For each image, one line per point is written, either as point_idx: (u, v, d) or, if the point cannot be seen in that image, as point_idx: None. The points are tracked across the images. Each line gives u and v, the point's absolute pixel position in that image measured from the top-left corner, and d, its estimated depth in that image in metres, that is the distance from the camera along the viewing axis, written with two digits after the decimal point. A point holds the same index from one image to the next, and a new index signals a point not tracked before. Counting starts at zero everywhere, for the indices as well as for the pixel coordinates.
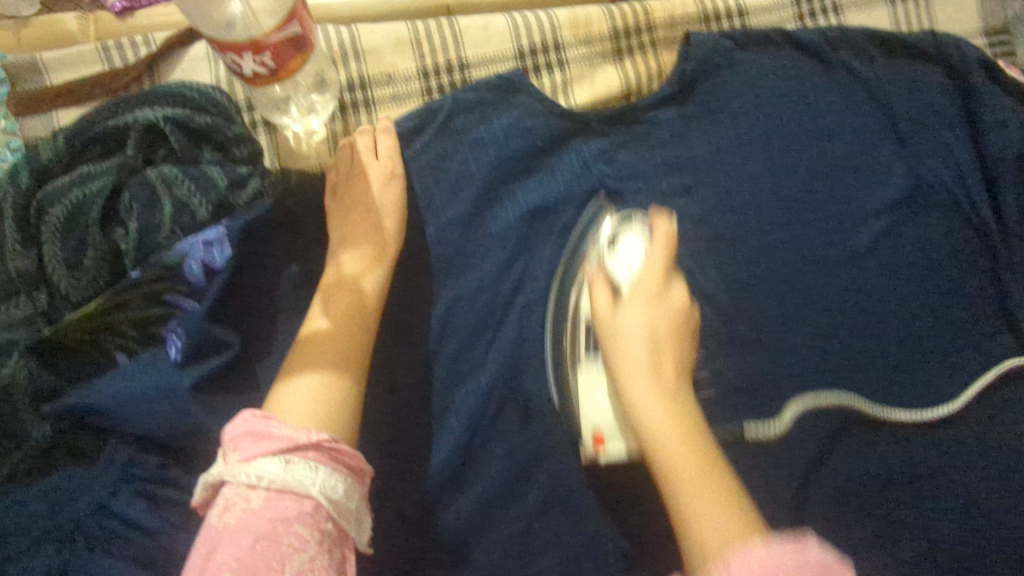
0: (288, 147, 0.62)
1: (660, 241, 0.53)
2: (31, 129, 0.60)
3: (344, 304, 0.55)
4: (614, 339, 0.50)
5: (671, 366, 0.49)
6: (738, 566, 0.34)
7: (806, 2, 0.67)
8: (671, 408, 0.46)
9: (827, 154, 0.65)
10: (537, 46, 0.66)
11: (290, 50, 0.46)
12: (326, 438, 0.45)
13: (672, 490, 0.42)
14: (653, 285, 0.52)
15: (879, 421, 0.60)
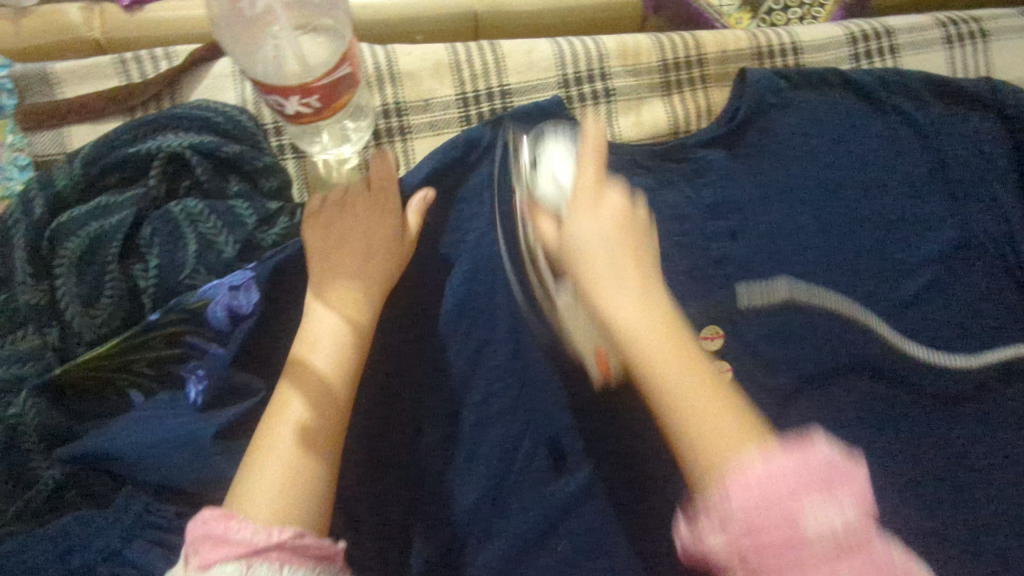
0: (317, 174, 0.59)
1: (591, 152, 0.41)
2: (39, 146, 0.56)
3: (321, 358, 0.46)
4: (573, 266, 0.39)
5: (638, 269, 0.37)
6: (733, 481, 0.28)
7: (862, 42, 0.65)
8: (656, 310, 0.36)
9: (880, 201, 0.62)
10: (583, 74, 0.62)
11: (337, 91, 0.43)
12: (291, 535, 0.35)
13: (667, 413, 0.33)
14: (586, 181, 0.40)
15: (958, 474, 0.53)
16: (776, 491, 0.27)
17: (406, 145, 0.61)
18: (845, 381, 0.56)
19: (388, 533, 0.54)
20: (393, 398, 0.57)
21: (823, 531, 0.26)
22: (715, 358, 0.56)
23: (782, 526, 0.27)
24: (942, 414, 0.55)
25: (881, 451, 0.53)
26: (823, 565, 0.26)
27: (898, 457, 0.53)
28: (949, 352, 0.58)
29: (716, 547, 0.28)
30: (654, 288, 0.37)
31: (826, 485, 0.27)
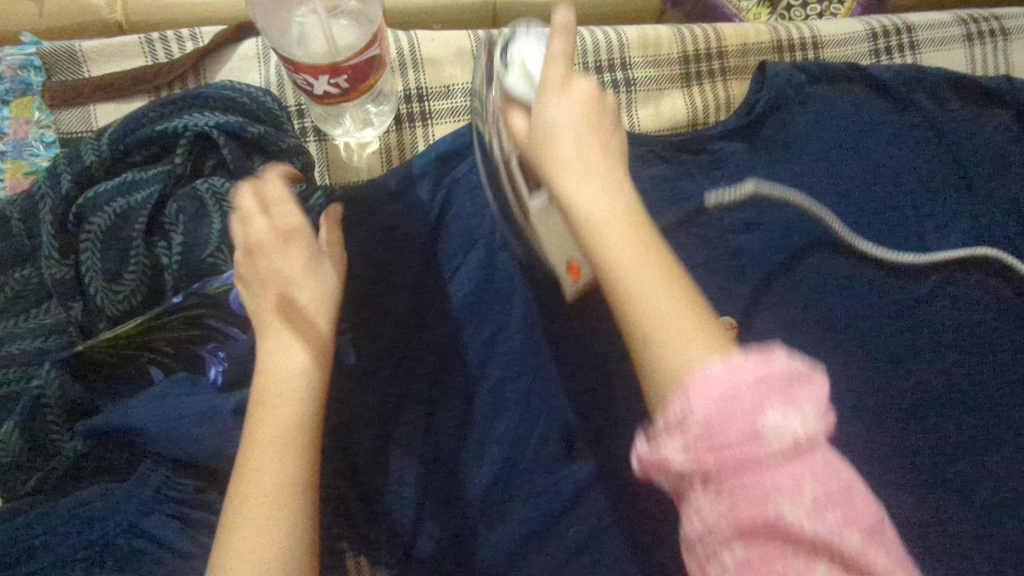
0: (339, 158, 0.60)
1: (559, 32, 0.40)
2: (64, 123, 0.57)
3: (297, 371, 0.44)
4: (538, 153, 0.40)
5: (601, 152, 0.39)
6: (694, 387, 0.30)
7: (882, 38, 0.65)
8: (614, 194, 0.37)
9: (897, 196, 0.62)
10: (603, 64, 0.63)
11: (365, 72, 0.43)
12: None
13: (630, 311, 0.34)
14: (555, 75, 0.40)
15: (941, 466, 0.56)
16: (736, 400, 0.28)
17: (427, 130, 0.61)
18: (850, 373, 0.58)
19: (399, 516, 0.54)
20: (406, 381, 0.57)
21: (783, 438, 0.28)
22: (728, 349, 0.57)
23: (739, 431, 0.28)
24: (942, 409, 0.57)
25: (868, 442, 0.56)
26: (777, 466, 0.27)
27: (890, 446, 0.56)
28: (958, 348, 0.59)
29: (673, 459, 0.29)
30: (614, 168, 0.38)
31: (785, 393, 0.28)
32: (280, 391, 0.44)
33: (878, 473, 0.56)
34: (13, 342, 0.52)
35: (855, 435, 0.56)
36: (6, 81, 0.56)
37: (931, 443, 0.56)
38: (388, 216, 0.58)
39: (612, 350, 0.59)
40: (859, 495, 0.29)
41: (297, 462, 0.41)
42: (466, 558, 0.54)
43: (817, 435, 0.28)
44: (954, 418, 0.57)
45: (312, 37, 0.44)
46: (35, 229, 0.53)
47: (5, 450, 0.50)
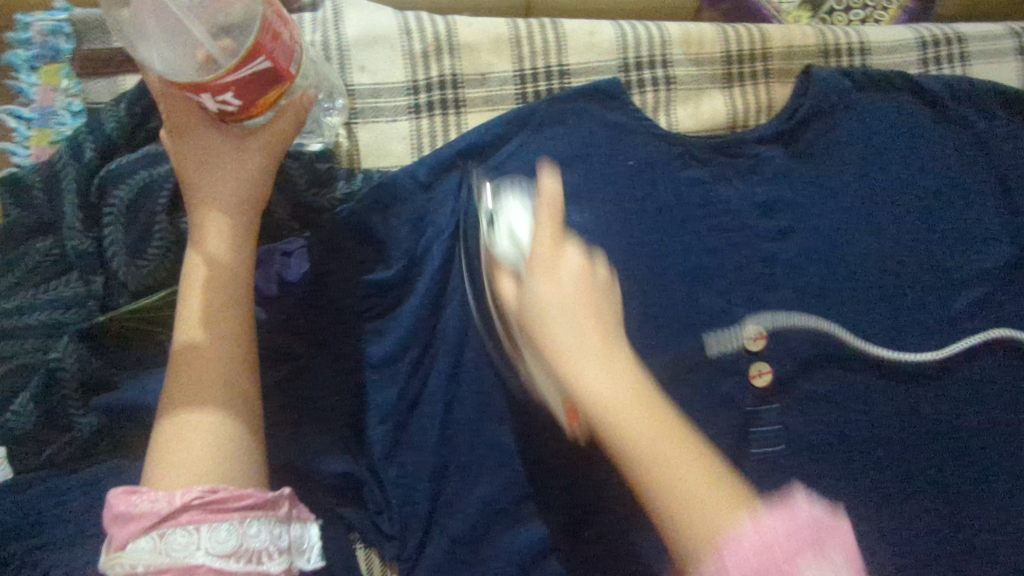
0: (370, 145, 0.59)
1: (546, 206, 0.39)
2: (93, 93, 0.56)
3: (203, 345, 0.41)
4: (533, 331, 0.39)
5: (595, 327, 0.38)
6: (730, 552, 0.30)
7: (932, 47, 0.63)
8: (619, 375, 0.37)
9: (937, 212, 0.60)
10: (644, 59, 0.61)
11: (258, 88, 0.38)
12: (199, 494, 0.36)
13: (663, 514, 0.33)
14: (543, 245, 0.40)
15: (971, 478, 0.54)
16: (770, 554, 0.30)
17: (459, 118, 0.60)
18: (879, 399, 0.56)
19: (412, 508, 0.54)
20: (425, 374, 0.56)
21: None
22: (755, 359, 0.56)
23: None
24: (975, 428, 0.56)
25: (896, 452, 0.55)
26: None
27: (916, 475, 0.54)
28: (989, 377, 0.57)
29: None
30: (615, 349, 0.38)
31: (817, 544, 0.30)
32: (189, 353, 0.41)
33: (906, 484, 0.54)
34: (30, 313, 0.51)
35: (879, 460, 0.54)
36: (35, 46, 0.55)
37: (962, 458, 0.55)
38: (414, 204, 0.57)
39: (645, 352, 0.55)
40: None
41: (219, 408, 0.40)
42: (474, 555, 0.54)
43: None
44: (984, 434, 0.56)
45: (192, 37, 0.39)
46: (56, 200, 0.52)
47: (21, 420, 0.49)
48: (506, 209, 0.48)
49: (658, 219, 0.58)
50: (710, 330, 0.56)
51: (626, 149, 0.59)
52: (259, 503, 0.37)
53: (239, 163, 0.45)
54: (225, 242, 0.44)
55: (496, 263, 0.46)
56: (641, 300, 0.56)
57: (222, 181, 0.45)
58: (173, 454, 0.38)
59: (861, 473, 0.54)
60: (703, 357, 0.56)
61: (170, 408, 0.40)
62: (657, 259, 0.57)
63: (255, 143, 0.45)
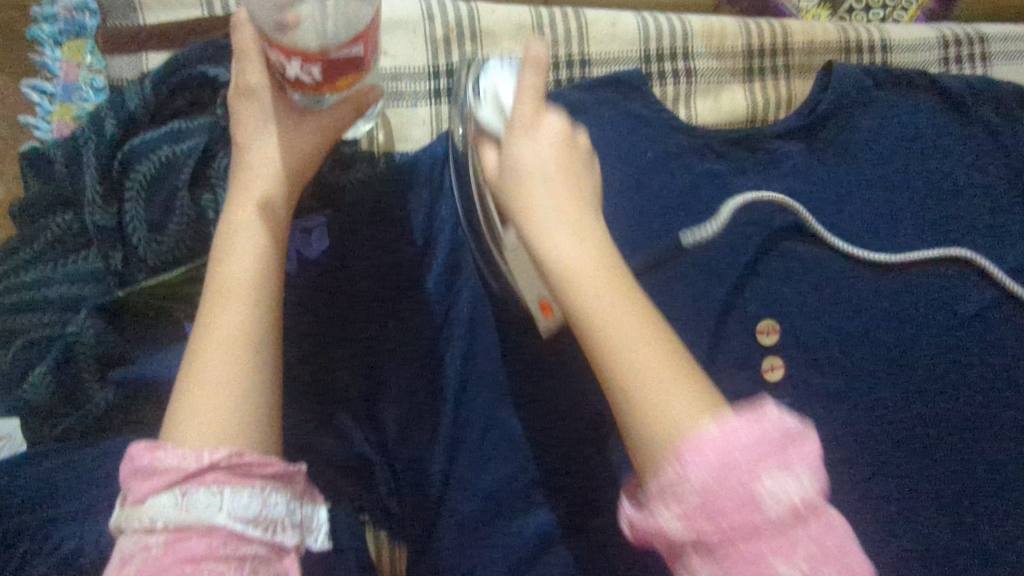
0: (390, 129, 0.60)
1: (529, 64, 0.43)
2: (116, 70, 0.55)
3: (234, 305, 0.41)
4: (512, 193, 0.42)
5: (571, 200, 0.41)
6: (689, 454, 0.32)
7: (954, 47, 0.63)
8: (589, 240, 0.40)
9: (955, 210, 0.60)
10: (665, 52, 0.61)
11: (343, 72, 0.39)
12: (226, 456, 0.36)
13: (629, 391, 0.36)
14: (525, 110, 0.43)
15: (973, 476, 0.56)
16: (729, 458, 0.31)
17: None
18: (886, 399, 0.57)
19: (423, 489, 0.55)
20: (439, 358, 0.56)
21: (777, 500, 0.31)
22: (768, 354, 0.57)
23: (739, 501, 0.31)
24: (982, 426, 0.57)
25: (900, 450, 0.56)
26: (777, 531, 0.31)
27: (916, 468, 0.56)
28: (998, 377, 0.58)
29: (673, 529, 0.32)
30: (594, 230, 0.40)
31: (782, 457, 0.31)
32: (218, 309, 0.41)
33: (910, 480, 0.55)
34: (51, 286, 0.51)
35: (881, 456, 0.55)
36: (59, 21, 0.56)
37: (967, 457, 0.56)
38: (433, 188, 0.58)
39: None
40: (848, 554, 0.32)
41: (245, 371, 0.39)
42: (484, 538, 0.54)
43: (807, 488, 0.31)
44: (991, 434, 0.57)
45: None
46: (76, 173, 0.53)
47: (38, 392, 0.49)
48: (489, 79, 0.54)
49: (675, 211, 0.58)
50: (721, 323, 0.57)
51: (645, 141, 0.59)
52: (280, 474, 0.37)
53: (298, 140, 0.46)
54: (264, 209, 0.44)
55: (485, 132, 0.53)
56: (654, 292, 0.57)
57: (279, 150, 0.46)
58: (197, 405, 0.38)
59: (864, 468, 0.55)
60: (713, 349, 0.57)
61: (197, 358, 0.39)
62: (671, 251, 0.58)
63: (314, 124, 0.47)
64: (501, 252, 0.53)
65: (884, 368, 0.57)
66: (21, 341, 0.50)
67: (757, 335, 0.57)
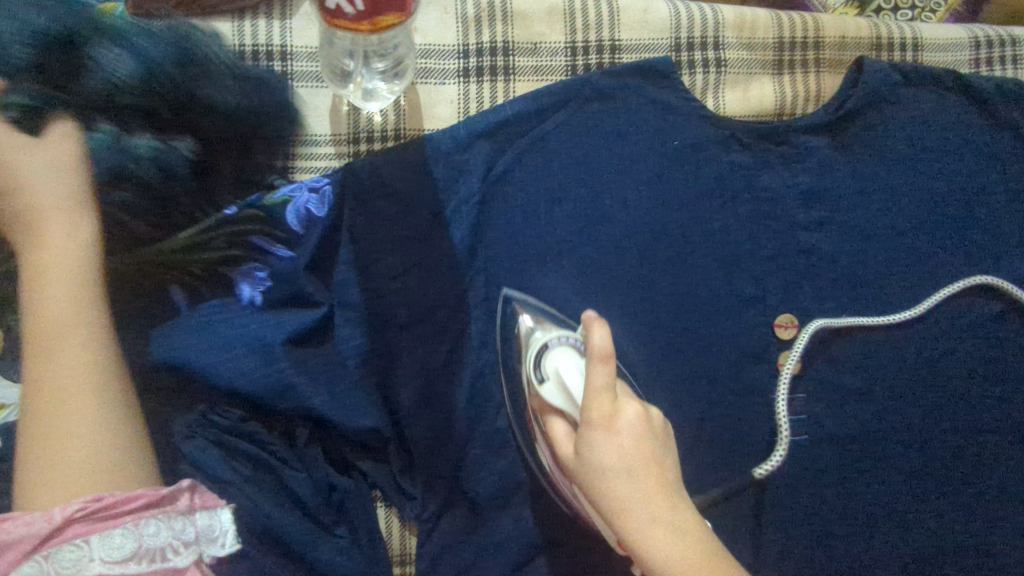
0: (414, 108, 0.59)
1: (600, 362, 0.41)
2: None
3: (62, 354, 0.43)
4: (598, 491, 0.42)
5: (655, 485, 0.41)
6: None
7: (985, 48, 0.63)
8: (681, 528, 0.40)
9: (980, 212, 0.60)
10: (696, 41, 0.61)
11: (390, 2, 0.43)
12: (80, 506, 0.38)
13: None
14: (597, 416, 0.42)
15: (977, 476, 0.57)
16: None
17: (508, 85, 0.60)
18: (896, 400, 0.57)
19: (435, 467, 0.55)
20: (455, 339, 0.57)
21: None
22: (785, 348, 0.57)
23: None
24: (990, 428, 0.58)
25: (907, 449, 0.57)
26: None
27: (917, 469, 0.57)
28: (1010, 381, 0.58)
29: None
30: (679, 506, 0.41)
31: None
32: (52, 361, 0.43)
33: (914, 477, 0.57)
34: None
35: (887, 453, 0.57)
36: None
37: (972, 457, 0.57)
38: (452, 168, 0.57)
39: (673, 333, 0.57)
40: None
41: (88, 410, 0.42)
42: (491, 520, 0.55)
43: None
44: (997, 437, 0.58)
45: None
46: None
47: None
48: (550, 355, 0.50)
49: (698, 201, 0.58)
50: (739, 317, 0.57)
51: (672, 129, 0.59)
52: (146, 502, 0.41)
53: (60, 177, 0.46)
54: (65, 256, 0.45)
55: (547, 409, 0.49)
56: (672, 283, 0.57)
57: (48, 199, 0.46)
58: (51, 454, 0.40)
59: (871, 464, 0.56)
60: (729, 343, 0.57)
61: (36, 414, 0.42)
62: (691, 241, 0.58)
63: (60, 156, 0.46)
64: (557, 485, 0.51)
65: (901, 368, 0.57)
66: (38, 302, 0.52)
67: (776, 329, 0.57)
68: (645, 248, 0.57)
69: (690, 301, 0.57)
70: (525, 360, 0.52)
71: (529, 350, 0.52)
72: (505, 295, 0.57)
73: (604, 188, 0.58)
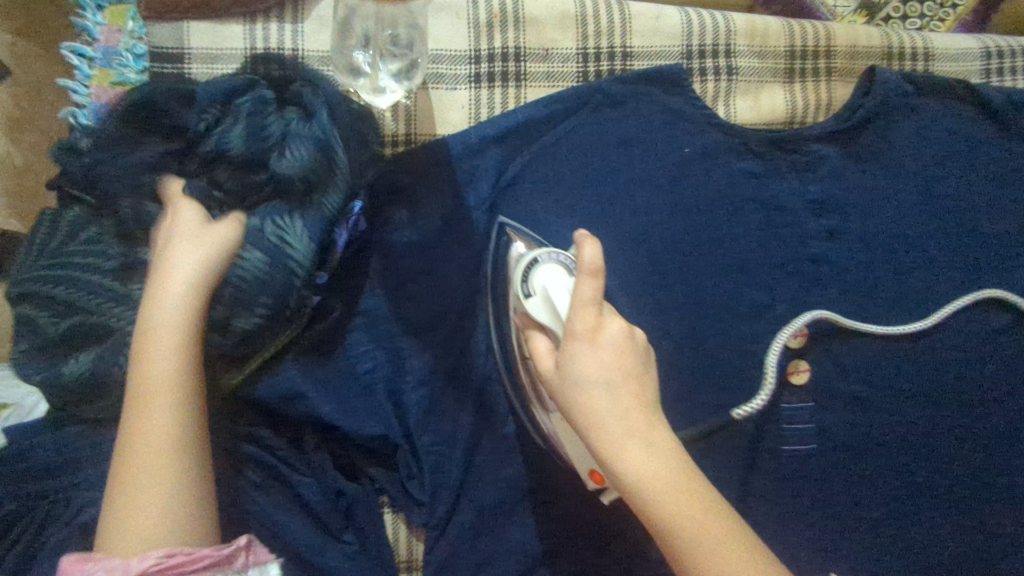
0: (427, 112, 0.59)
1: (588, 273, 0.41)
2: (157, 37, 0.55)
3: (156, 407, 0.42)
4: (573, 399, 0.42)
5: (632, 396, 0.42)
6: None
7: (996, 58, 0.63)
8: (653, 440, 0.41)
9: (990, 222, 0.60)
10: (707, 48, 0.61)
11: None
12: (156, 561, 0.37)
13: (679, 556, 0.39)
14: (581, 329, 0.42)
15: (984, 487, 0.57)
16: None
17: (519, 91, 0.60)
18: (903, 411, 0.57)
19: (443, 475, 0.55)
20: (464, 346, 0.56)
21: None
22: (795, 357, 0.57)
23: None
24: (997, 438, 0.58)
25: (914, 459, 0.57)
26: None
27: (925, 479, 0.57)
28: (1017, 392, 0.58)
29: None
30: (653, 422, 0.42)
31: None
32: (151, 420, 0.41)
33: (921, 488, 0.57)
34: (77, 256, 0.50)
35: (894, 462, 0.57)
36: None
37: (979, 467, 0.57)
38: (462, 175, 0.57)
39: (683, 342, 0.57)
40: None
41: (182, 470, 0.41)
42: (499, 528, 0.55)
43: None
44: (1003, 448, 0.58)
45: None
46: (69, 164, 0.52)
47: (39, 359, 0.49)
48: (538, 272, 0.48)
49: (708, 209, 0.58)
50: (749, 326, 0.57)
51: (683, 138, 0.59)
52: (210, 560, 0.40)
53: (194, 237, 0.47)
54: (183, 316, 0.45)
55: (530, 325, 0.48)
56: (683, 290, 0.57)
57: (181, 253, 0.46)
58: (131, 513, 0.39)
59: (880, 474, 0.56)
60: (738, 351, 0.57)
61: (124, 461, 0.40)
62: (700, 249, 0.58)
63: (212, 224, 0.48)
64: (541, 415, 0.52)
65: (910, 377, 0.57)
66: (27, 308, 0.50)
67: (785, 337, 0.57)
68: (654, 256, 0.57)
69: (700, 309, 0.57)
70: (513, 277, 0.51)
71: (516, 266, 0.51)
72: (500, 222, 0.57)
73: (614, 195, 0.58)
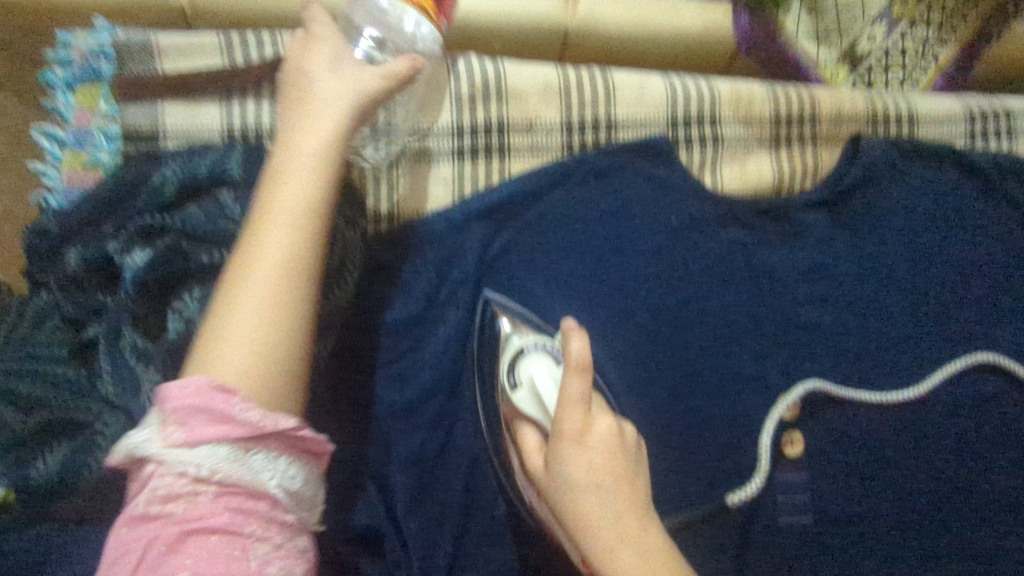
0: (409, 187, 0.57)
1: (575, 370, 0.40)
2: (131, 117, 0.54)
3: (268, 281, 0.38)
4: (563, 501, 0.41)
5: (624, 498, 0.40)
6: None
7: (979, 121, 0.63)
8: (645, 545, 0.39)
9: (978, 286, 0.59)
10: (692, 118, 0.61)
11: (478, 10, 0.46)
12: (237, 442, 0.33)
13: None
14: (569, 428, 0.41)
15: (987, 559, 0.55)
16: None
17: (504, 164, 0.59)
18: (898, 480, 0.56)
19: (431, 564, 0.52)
20: (450, 424, 0.55)
21: None
22: (787, 429, 0.55)
23: None
24: (996, 507, 0.56)
25: (914, 530, 0.55)
26: None
27: (927, 553, 0.55)
28: (1012, 458, 0.57)
29: None
30: (644, 525, 0.40)
31: None
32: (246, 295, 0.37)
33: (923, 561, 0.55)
34: (42, 346, 0.48)
35: (893, 534, 0.55)
36: (74, 66, 0.53)
37: (981, 538, 0.55)
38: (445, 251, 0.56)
39: (673, 416, 0.55)
40: None
41: (288, 328, 0.38)
42: None
43: None
44: (1004, 518, 0.56)
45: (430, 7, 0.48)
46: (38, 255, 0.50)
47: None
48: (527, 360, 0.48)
49: (696, 281, 0.57)
50: (740, 399, 0.56)
51: (669, 208, 0.58)
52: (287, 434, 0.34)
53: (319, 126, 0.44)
54: (311, 202, 0.41)
55: (519, 415, 0.48)
56: (673, 364, 0.56)
57: (305, 140, 0.43)
58: (224, 356, 0.35)
59: (881, 545, 0.55)
60: (730, 425, 0.56)
61: (233, 299, 0.37)
62: (689, 322, 0.57)
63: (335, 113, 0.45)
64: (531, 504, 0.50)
65: (905, 447, 0.56)
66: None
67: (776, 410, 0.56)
68: (641, 329, 0.56)
69: (690, 383, 0.56)
70: (502, 363, 0.51)
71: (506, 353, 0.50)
72: (485, 296, 0.56)
73: (599, 268, 0.57)
